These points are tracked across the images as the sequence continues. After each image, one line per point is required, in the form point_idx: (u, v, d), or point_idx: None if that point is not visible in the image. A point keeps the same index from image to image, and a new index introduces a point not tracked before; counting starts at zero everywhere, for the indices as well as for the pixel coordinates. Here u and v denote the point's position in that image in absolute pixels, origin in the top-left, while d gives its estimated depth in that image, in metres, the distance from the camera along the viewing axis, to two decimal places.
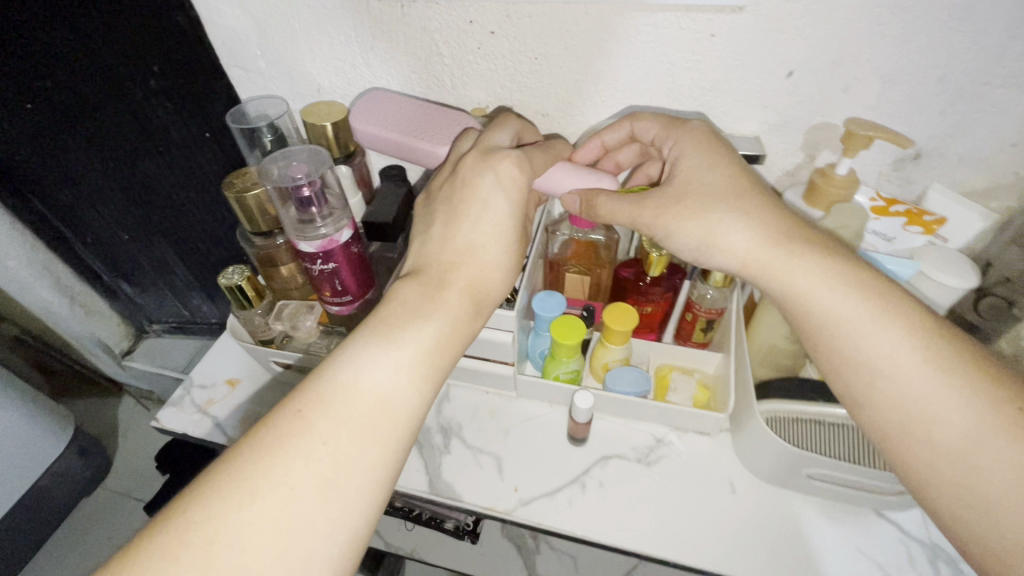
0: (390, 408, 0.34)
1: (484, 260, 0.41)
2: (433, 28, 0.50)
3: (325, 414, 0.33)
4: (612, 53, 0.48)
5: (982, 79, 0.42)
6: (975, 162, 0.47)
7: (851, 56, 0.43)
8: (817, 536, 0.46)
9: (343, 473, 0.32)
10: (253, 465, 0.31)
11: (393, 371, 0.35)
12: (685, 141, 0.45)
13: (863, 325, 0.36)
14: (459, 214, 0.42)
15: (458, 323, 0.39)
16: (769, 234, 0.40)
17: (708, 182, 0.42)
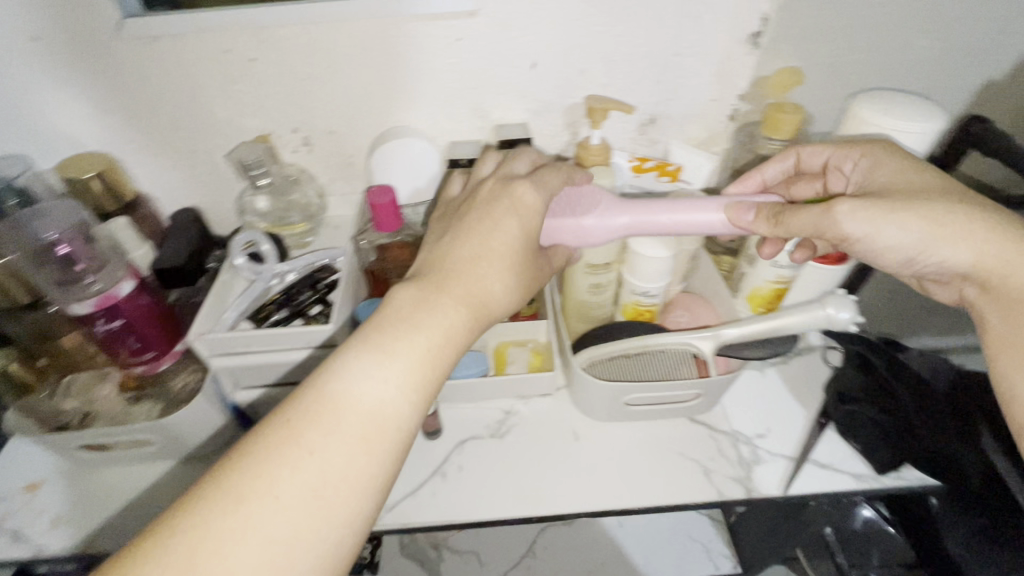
0: (388, 422, 0.32)
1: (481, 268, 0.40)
2: (187, 62, 0.49)
3: (316, 425, 0.31)
4: (377, 65, 0.51)
5: (674, 51, 0.52)
6: (692, 118, 0.57)
7: (574, 44, 0.51)
8: (648, 453, 0.53)
9: (334, 491, 0.30)
10: (243, 480, 0.29)
11: (390, 381, 0.33)
12: (877, 152, 0.43)
13: (935, 243, 0.39)
14: (462, 232, 0.42)
15: (456, 329, 0.37)
16: (932, 224, 0.39)
17: (919, 185, 0.41)
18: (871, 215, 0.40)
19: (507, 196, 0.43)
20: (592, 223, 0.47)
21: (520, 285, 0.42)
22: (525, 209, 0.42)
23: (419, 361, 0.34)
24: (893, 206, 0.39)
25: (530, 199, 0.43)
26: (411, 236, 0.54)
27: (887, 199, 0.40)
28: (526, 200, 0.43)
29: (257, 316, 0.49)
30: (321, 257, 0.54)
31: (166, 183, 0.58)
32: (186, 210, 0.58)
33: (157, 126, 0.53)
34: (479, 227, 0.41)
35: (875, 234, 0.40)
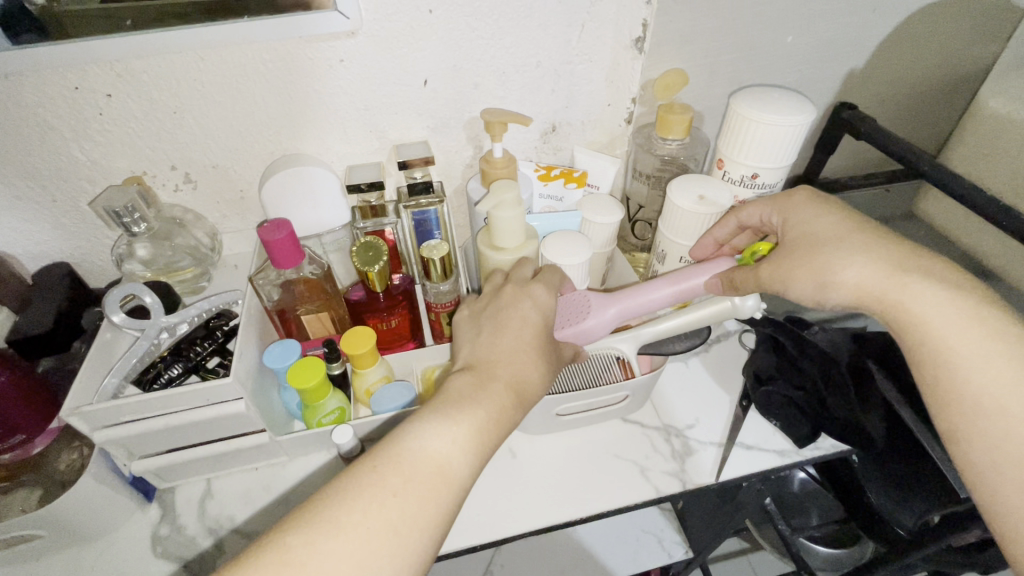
0: (461, 486, 0.33)
1: (524, 353, 0.40)
2: (30, 102, 0.43)
3: (397, 469, 0.32)
4: (256, 93, 0.48)
5: (564, 59, 0.52)
6: (592, 124, 0.58)
7: (465, 59, 0.50)
8: (586, 459, 0.53)
9: (409, 546, 0.30)
10: (337, 515, 0.30)
11: (463, 443, 0.34)
12: (789, 206, 0.45)
13: (893, 288, 0.38)
14: (498, 328, 0.41)
15: (512, 405, 0.38)
16: (878, 262, 0.39)
17: (825, 232, 0.42)
18: (779, 270, 0.42)
19: (526, 294, 0.44)
20: (592, 324, 0.48)
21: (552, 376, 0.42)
22: (545, 298, 0.44)
23: (484, 428, 0.35)
24: (787, 265, 0.42)
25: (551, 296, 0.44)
26: (315, 270, 0.52)
27: (831, 249, 0.40)
28: (547, 302, 0.44)
29: (147, 378, 0.45)
30: (217, 302, 0.50)
31: (25, 238, 0.51)
32: (53, 267, 0.51)
33: (2, 176, 0.47)
34: (510, 316, 0.42)
35: (782, 284, 0.42)
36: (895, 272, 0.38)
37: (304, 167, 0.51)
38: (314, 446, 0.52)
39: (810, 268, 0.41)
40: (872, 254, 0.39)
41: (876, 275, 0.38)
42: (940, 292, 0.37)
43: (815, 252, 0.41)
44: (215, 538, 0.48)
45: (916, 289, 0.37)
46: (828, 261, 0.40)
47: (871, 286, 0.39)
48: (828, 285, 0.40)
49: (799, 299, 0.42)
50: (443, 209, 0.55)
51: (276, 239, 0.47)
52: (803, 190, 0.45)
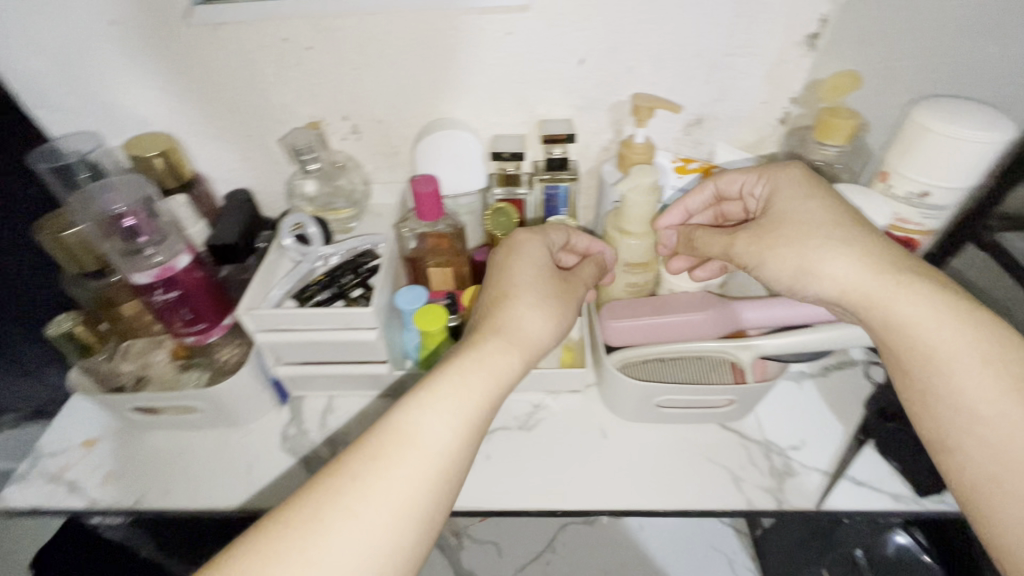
0: (446, 461, 0.35)
1: (514, 321, 0.42)
2: (249, 48, 0.51)
3: (374, 460, 0.33)
4: (427, 58, 0.52)
5: (726, 51, 0.51)
6: (742, 121, 0.56)
7: (624, 42, 0.51)
8: (676, 455, 0.53)
9: (394, 523, 0.32)
10: (302, 509, 0.31)
11: (445, 419, 0.35)
12: (778, 177, 0.46)
13: (905, 312, 0.37)
14: (503, 280, 0.44)
15: (506, 372, 0.40)
16: (872, 266, 0.39)
17: (811, 216, 0.43)
18: (756, 247, 0.44)
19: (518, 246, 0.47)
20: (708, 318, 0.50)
21: (558, 321, 0.44)
22: (535, 246, 0.47)
23: (469, 401, 0.37)
24: (772, 245, 0.43)
25: (541, 245, 0.47)
26: (449, 227, 0.56)
27: (829, 241, 0.41)
28: (536, 247, 0.46)
29: (302, 295, 0.51)
30: (366, 242, 0.56)
31: (222, 165, 0.60)
32: (238, 192, 0.59)
33: (216, 110, 0.56)
34: (500, 272, 0.45)
35: (760, 263, 0.44)
36: (890, 265, 0.39)
37: (455, 129, 0.55)
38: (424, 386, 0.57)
39: (793, 252, 0.42)
40: (859, 248, 0.40)
41: (860, 269, 0.39)
42: (928, 302, 0.37)
43: (804, 238, 0.42)
44: (331, 447, 0.55)
45: (910, 289, 0.38)
46: (817, 253, 0.41)
47: (857, 277, 0.39)
48: (810, 274, 0.41)
49: (777, 280, 0.43)
50: (574, 186, 0.57)
51: (420, 193, 0.51)
52: (793, 166, 0.46)
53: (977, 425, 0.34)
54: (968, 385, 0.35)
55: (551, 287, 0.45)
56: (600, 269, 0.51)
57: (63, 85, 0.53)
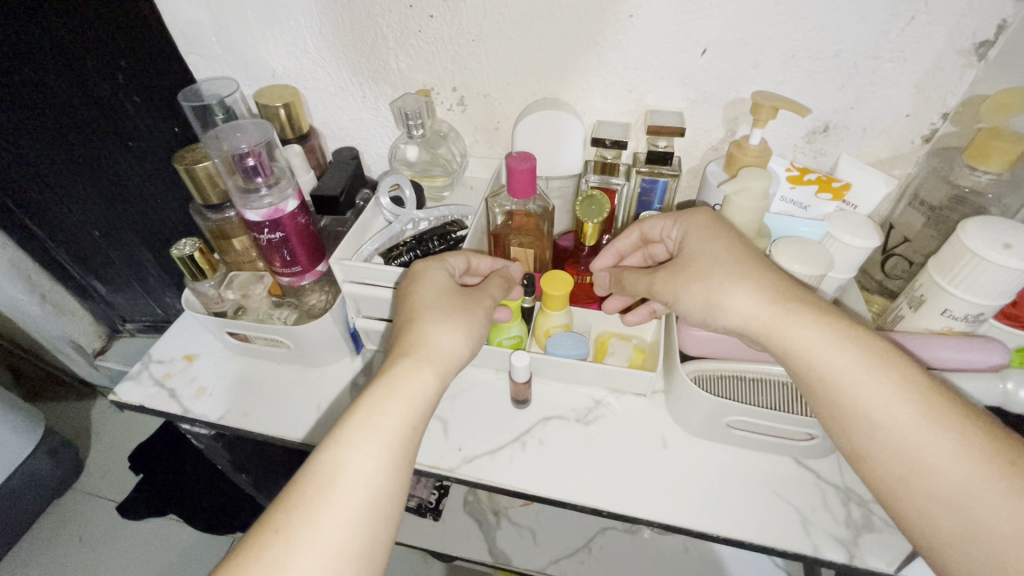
0: (376, 492, 0.37)
1: (410, 340, 0.44)
2: (376, 12, 0.53)
3: (274, 515, 0.35)
4: (542, 34, 0.51)
5: (872, 53, 0.46)
6: (876, 134, 0.51)
7: (754, 35, 0.47)
8: (740, 481, 0.49)
9: (348, 549, 0.35)
10: (249, 557, 0.33)
11: (369, 451, 0.38)
12: (689, 223, 0.47)
13: (857, 377, 0.37)
14: (404, 300, 0.47)
15: (412, 391, 0.41)
16: (777, 300, 0.40)
17: (715, 252, 0.44)
18: (674, 285, 0.45)
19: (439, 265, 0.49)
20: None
21: (472, 333, 0.46)
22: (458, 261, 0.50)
23: (382, 434, 0.39)
24: (687, 281, 0.44)
25: (441, 269, 0.48)
26: (538, 207, 0.55)
27: (744, 281, 0.42)
28: (439, 270, 0.48)
29: (391, 254, 0.53)
30: (457, 212, 0.57)
31: (336, 123, 0.64)
32: (346, 150, 0.63)
33: (338, 71, 0.59)
34: (401, 300, 0.47)
35: (675, 299, 0.45)
36: (779, 304, 0.40)
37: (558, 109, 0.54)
38: (489, 361, 0.57)
39: (704, 288, 0.43)
40: (754, 283, 0.41)
41: (763, 307, 0.41)
42: (816, 333, 0.39)
43: (711, 275, 0.43)
44: None
45: (797, 325, 0.39)
46: (721, 290, 0.42)
47: (758, 317, 0.41)
48: (718, 308, 0.42)
49: (693, 314, 0.44)
50: (673, 183, 0.55)
51: (515, 166, 0.51)
52: (693, 219, 0.47)
53: (916, 465, 0.35)
54: (886, 419, 0.36)
55: (455, 300, 0.47)
56: (508, 282, 0.51)
57: (214, 34, 0.59)
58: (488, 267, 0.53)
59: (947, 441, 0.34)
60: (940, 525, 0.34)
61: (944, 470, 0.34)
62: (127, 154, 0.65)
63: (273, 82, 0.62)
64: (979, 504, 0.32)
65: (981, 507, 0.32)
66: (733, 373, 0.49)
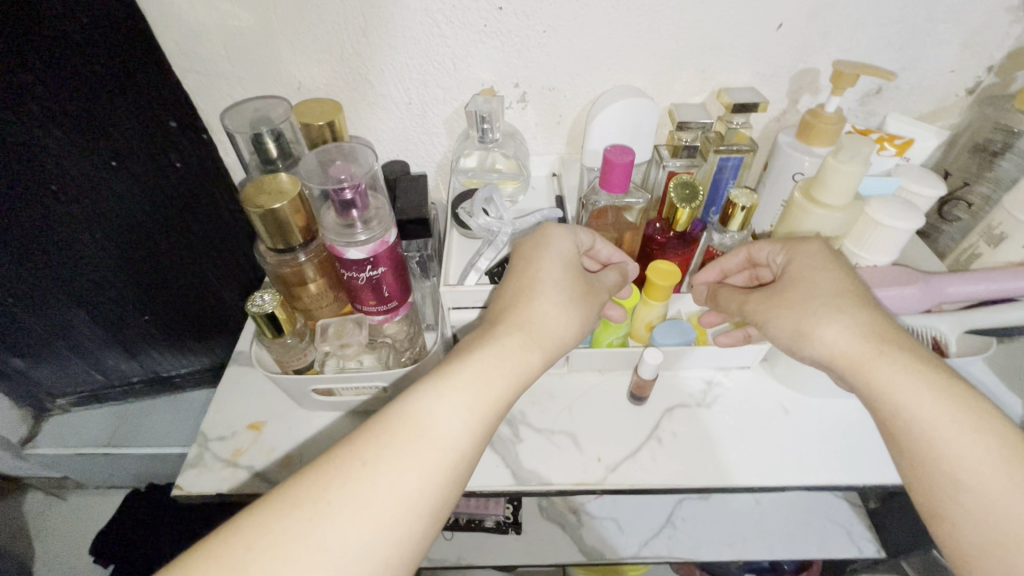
0: (454, 458, 0.35)
1: (515, 312, 0.41)
2: (435, 8, 0.47)
3: (365, 443, 0.33)
4: (619, 19, 0.49)
5: (930, 16, 0.49)
6: (923, 91, 0.55)
7: (828, 6, 0.48)
8: (864, 428, 0.53)
9: (413, 506, 0.32)
10: (325, 476, 0.32)
11: (460, 413, 0.35)
12: (797, 250, 0.46)
13: (942, 431, 0.36)
14: (514, 267, 0.44)
15: (502, 370, 0.38)
16: (871, 335, 0.40)
17: (819, 283, 0.43)
18: (766, 308, 0.45)
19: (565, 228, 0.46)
20: (912, 293, 0.49)
21: (576, 315, 0.42)
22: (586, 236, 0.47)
23: (470, 400, 0.36)
24: (780, 305, 0.44)
25: (568, 237, 0.45)
26: (633, 200, 0.53)
27: (846, 313, 0.41)
28: (568, 241, 0.45)
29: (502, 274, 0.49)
30: (547, 215, 0.53)
31: (376, 135, 0.57)
32: (392, 162, 0.56)
33: (382, 77, 0.52)
34: (522, 265, 0.43)
35: (765, 321, 0.45)
36: (872, 339, 0.40)
37: (637, 96, 0.52)
38: (599, 364, 0.56)
39: (793, 316, 0.43)
40: (851, 318, 0.41)
41: (856, 339, 0.40)
42: (912, 373, 0.38)
43: (807, 303, 0.43)
44: (511, 427, 0.53)
45: (888, 362, 0.39)
46: (814, 318, 0.42)
47: (845, 348, 0.40)
48: (805, 336, 0.42)
49: (777, 339, 0.45)
50: (749, 157, 0.55)
51: (614, 160, 0.49)
52: (802, 256, 0.45)
53: (991, 527, 0.33)
54: (966, 474, 0.35)
55: (574, 283, 0.43)
56: (624, 277, 0.48)
57: (225, 46, 0.50)
58: (608, 254, 0.50)
59: None
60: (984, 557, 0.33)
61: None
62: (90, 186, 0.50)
63: (299, 96, 0.54)
64: (996, 501, 0.33)
65: None
66: None
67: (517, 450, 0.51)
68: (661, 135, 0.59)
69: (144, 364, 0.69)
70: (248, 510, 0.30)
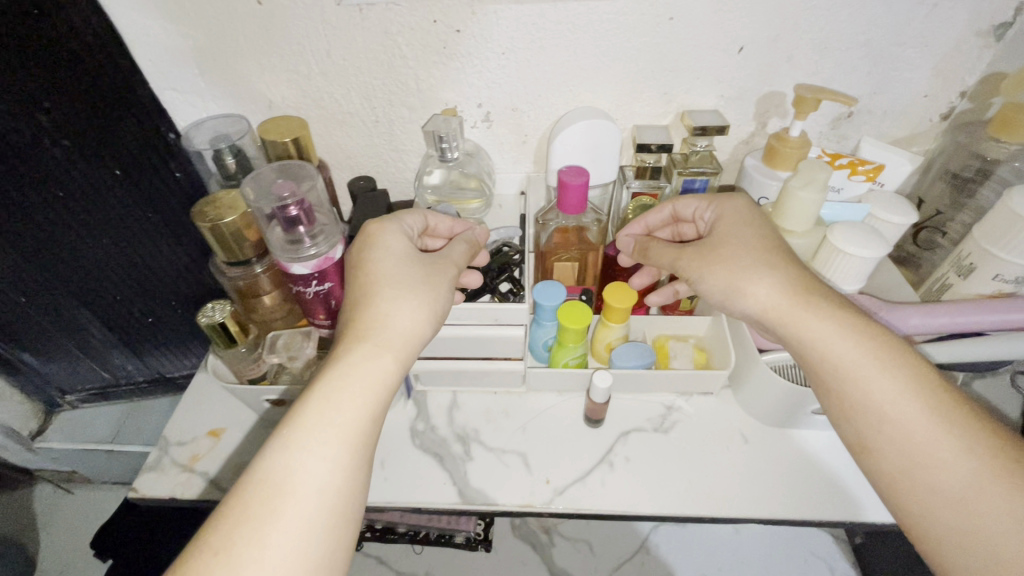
0: (333, 491, 0.33)
1: (366, 307, 0.39)
2: (394, 31, 0.49)
3: (220, 528, 0.31)
4: (577, 42, 0.49)
5: (897, 41, 0.48)
6: (896, 115, 0.54)
7: (790, 30, 0.48)
8: (824, 462, 0.51)
9: (296, 565, 0.30)
10: (212, 549, 0.30)
11: (322, 453, 0.34)
12: (725, 205, 0.47)
13: (866, 370, 0.36)
14: (362, 263, 0.42)
15: (357, 376, 0.36)
16: (795, 286, 0.40)
17: (743, 237, 0.43)
18: (697, 264, 0.44)
19: (398, 220, 0.44)
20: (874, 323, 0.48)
21: (436, 307, 0.41)
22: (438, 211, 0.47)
23: (323, 430, 0.34)
24: (712, 262, 0.43)
25: (398, 232, 0.43)
26: (589, 221, 0.53)
27: (775, 266, 0.41)
28: (398, 233, 0.43)
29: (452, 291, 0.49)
30: (503, 234, 0.55)
31: (344, 151, 0.59)
32: (358, 179, 0.57)
33: (348, 96, 0.54)
34: (358, 268, 0.41)
35: (698, 278, 0.44)
36: (798, 294, 0.40)
37: (595, 118, 0.52)
38: (556, 384, 0.55)
39: (728, 271, 0.42)
40: (781, 275, 0.41)
41: (780, 295, 0.40)
42: (833, 323, 0.38)
43: (736, 261, 0.42)
44: (463, 445, 0.53)
45: (811, 316, 0.39)
46: (744, 274, 0.42)
47: (773, 307, 0.40)
48: (737, 292, 0.42)
49: (710, 296, 0.44)
50: (714, 179, 0.54)
51: (568, 182, 0.48)
52: (727, 212, 0.46)
53: (914, 456, 0.34)
54: (899, 414, 0.35)
55: (418, 269, 0.42)
56: (472, 248, 0.46)
57: (196, 65, 0.52)
58: (449, 228, 0.48)
59: (956, 448, 0.33)
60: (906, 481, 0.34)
61: (948, 464, 0.33)
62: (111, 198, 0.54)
63: (269, 113, 0.56)
64: (938, 465, 0.33)
65: (980, 503, 0.32)
66: None
67: (467, 467, 0.51)
68: (628, 157, 0.59)
69: (149, 364, 0.72)
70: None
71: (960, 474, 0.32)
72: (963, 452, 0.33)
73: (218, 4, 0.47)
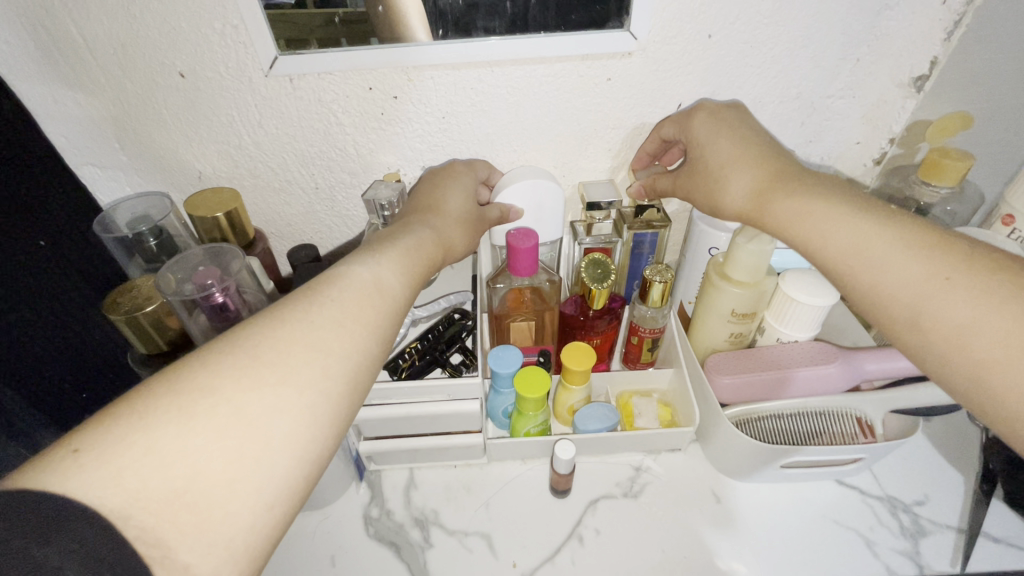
0: (325, 399, 0.30)
1: (395, 243, 0.38)
2: (329, 99, 0.47)
3: (219, 375, 0.27)
4: (517, 103, 0.49)
5: (826, 93, 0.50)
6: (832, 161, 0.55)
7: (725, 87, 0.49)
8: (798, 517, 0.50)
9: (263, 454, 0.27)
10: (247, 364, 0.28)
11: (325, 348, 0.31)
12: (692, 121, 0.46)
13: (836, 224, 0.37)
14: (432, 199, 0.46)
15: (388, 281, 0.35)
16: (769, 182, 0.41)
17: (719, 151, 0.44)
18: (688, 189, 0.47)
19: (463, 175, 0.49)
20: (836, 371, 0.48)
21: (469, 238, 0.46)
22: (461, 228, 0.45)
23: (352, 311, 0.33)
24: (694, 187, 0.46)
25: (468, 174, 0.49)
26: (538, 282, 0.51)
27: (748, 166, 0.42)
28: (466, 180, 0.48)
29: (398, 368, 0.48)
30: (454, 299, 0.52)
31: (284, 218, 0.56)
32: (300, 247, 0.55)
33: (284, 165, 0.51)
34: (428, 193, 0.47)
35: (691, 198, 0.47)
36: (767, 191, 0.41)
37: (527, 187, 0.49)
38: (520, 452, 0.52)
39: (709, 189, 0.44)
40: (754, 172, 0.42)
41: (754, 196, 0.42)
42: (812, 198, 0.39)
43: (713, 176, 0.44)
44: (422, 529, 0.49)
45: (789, 203, 0.39)
46: (722, 186, 0.43)
47: (755, 203, 0.42)
48: (724, 206, 0.44)
49: (708, 214, 0.46)
50: (664, 233, 0.55)
51: (516, 246, 0.47)
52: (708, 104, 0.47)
53: (887, 295, 0.34)
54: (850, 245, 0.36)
55: (471, 219, 0.46)
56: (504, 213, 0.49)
57: (117, 138, 0.49)
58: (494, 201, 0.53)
59: (923, 275, 0.33)
60: (892, 310, 0.34)
61: (922, 299, 0.33)
62: (42, 265, 0.45)
63: (200, 184, 0.53)
64: (906, 299, 0.33)
65: (976, 335, 0.30)
66: (770, 412, 0.49)
67: (428, 556, 0.47)
68: (577, 210, 0.59)
69: None
70: (179, 370, 0.27)
71: (963, 317, 0.31)
72: (932, 278, 0.33)
73: (138, 78, 0.44)
